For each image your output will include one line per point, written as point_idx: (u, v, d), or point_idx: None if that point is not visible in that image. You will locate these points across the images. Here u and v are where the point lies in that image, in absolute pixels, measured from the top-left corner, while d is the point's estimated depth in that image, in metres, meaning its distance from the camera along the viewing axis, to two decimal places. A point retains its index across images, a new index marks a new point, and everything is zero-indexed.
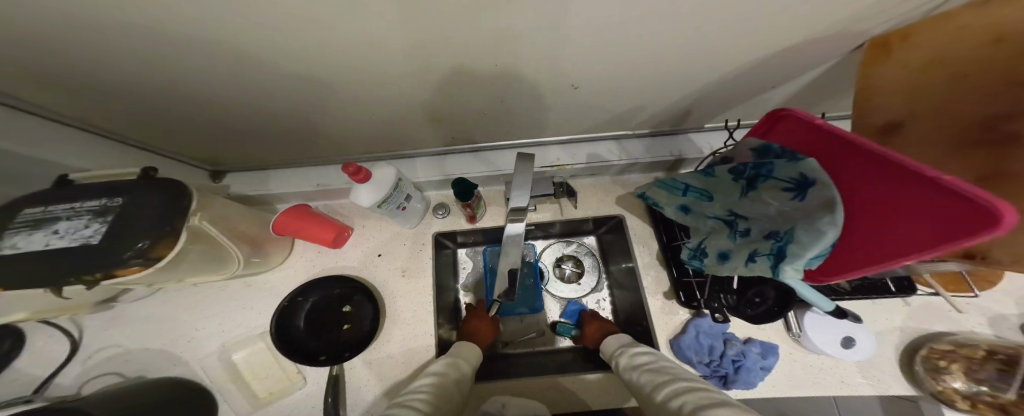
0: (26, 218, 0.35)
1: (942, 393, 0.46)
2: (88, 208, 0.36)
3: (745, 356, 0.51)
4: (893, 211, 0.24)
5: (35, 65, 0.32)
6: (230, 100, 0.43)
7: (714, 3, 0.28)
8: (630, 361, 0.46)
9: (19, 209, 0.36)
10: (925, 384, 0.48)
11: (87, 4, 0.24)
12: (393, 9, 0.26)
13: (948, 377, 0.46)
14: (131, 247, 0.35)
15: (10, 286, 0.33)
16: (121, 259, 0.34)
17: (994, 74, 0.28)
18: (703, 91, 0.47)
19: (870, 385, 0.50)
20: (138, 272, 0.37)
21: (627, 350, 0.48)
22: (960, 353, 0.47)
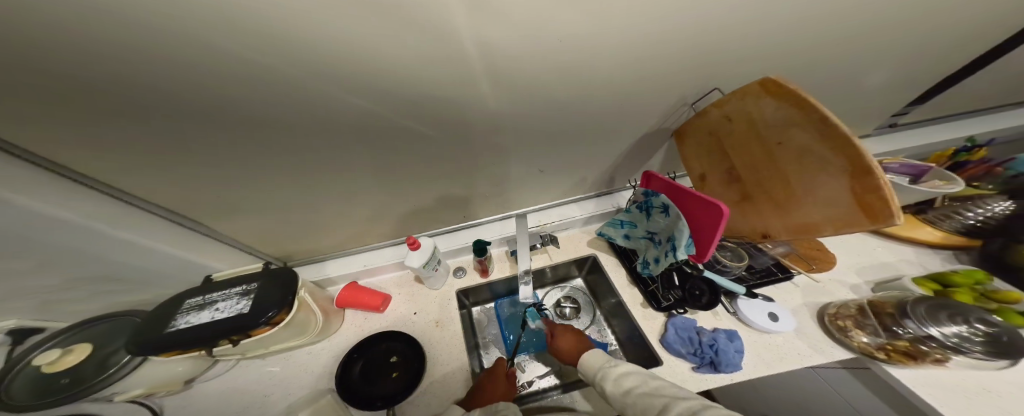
0: (194, 304, 0.59)
1: (862, 348, 0.60)
2: (236, 293, 0.61)
3: (717, 340, 0.64)
4: (701, 221, 0.50)
5: (230, 197, 0.59)
6: (325, 203, 0.70)
7: (574, 124, 0.64)
8: (619, 387, 0.54)
9: (181, 299, 0.60)
10: (850, 345, 0.61)
11: (292, 151, 0.54)
12: (432, 134, 0.59)
13: (853, 333, 0.61)
14: (264, 316, 0.58)
15: (189, 345, 0.55)
16: (260, 322, 0.57)
17: (721, 147, 0.59)
18: (608, 164, 0.81)
19: (822, 354, 0.62)
20: (265, 332, 0.59)
21: (613, 377, 0.56)
22: (841, 313, 0.65)
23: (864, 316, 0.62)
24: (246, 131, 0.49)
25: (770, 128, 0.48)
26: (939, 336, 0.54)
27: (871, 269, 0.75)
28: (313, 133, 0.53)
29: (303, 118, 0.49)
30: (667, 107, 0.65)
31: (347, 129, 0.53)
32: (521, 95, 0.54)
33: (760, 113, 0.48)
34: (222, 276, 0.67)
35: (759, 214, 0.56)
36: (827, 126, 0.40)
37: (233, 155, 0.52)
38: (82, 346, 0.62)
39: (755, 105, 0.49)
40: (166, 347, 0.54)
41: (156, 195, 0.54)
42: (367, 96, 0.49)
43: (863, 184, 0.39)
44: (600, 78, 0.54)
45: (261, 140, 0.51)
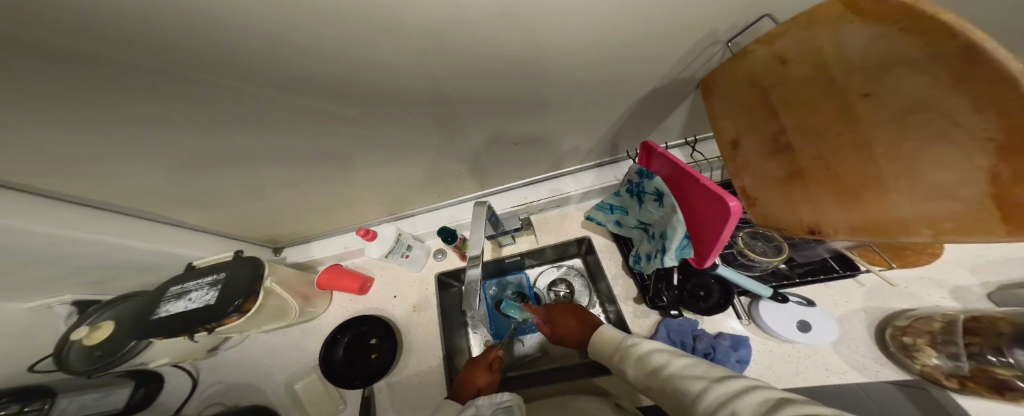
0: (176, 292, 0.55)
1: (924, 372, 0.45)
2: (207, 282, 0.55)
3: (715, 349, 0.53)
4: (700, 218, 0.38)
5: (178, 194, 0.54)
6: (290, 193, 0.64)
7: (560, 78, 0.48)
8: (644, 369, 0.45)
9: (164, 288, 0.56)
10: (908, 365, 0.47)
11: (218, 139, 0.45)
12: (378, 105, 0.47)
13: (920, 354, 0.46)
14: (230, 305, 0.52)
15: (168, 335, 0.51)
16: (227, 311, 0.51)
17: (766, 98, 0.39)
18: (615, 127, 0.63)
19: (863, 374, 0.49)
20: (234, 321, 0.53)
21: (636, 357, 0.47)
22: (918, 327, 0.47)
23: (952, 333, 0.44)
24: (153, 133, 0.41)
25: (849, 62, 0.29)
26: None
27: (999, 266, 0.52)
28: (232, 127, 0.44)
29: (211, 111, 0.41)
30: (687, 45, 0.45)
31: (272, 110, 0.43)
32: (484, 40, 0.39)
33: (839, 47, 0.29)
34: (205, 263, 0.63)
35: (808, 201, 0.37)
36: (967, 59, 0.21)
37: (155, 150, 0.44)
38: (105, 324, 0.57)
39: (833, 32, 0.29)
40: (149, 334, 0.51)
41: (100, 196, 0.49)
42: (271, 76, 0.38)
43: (1017, 166, 0.21)
44: (596, 6, 0.36)
45: (178, 135, 0.43)
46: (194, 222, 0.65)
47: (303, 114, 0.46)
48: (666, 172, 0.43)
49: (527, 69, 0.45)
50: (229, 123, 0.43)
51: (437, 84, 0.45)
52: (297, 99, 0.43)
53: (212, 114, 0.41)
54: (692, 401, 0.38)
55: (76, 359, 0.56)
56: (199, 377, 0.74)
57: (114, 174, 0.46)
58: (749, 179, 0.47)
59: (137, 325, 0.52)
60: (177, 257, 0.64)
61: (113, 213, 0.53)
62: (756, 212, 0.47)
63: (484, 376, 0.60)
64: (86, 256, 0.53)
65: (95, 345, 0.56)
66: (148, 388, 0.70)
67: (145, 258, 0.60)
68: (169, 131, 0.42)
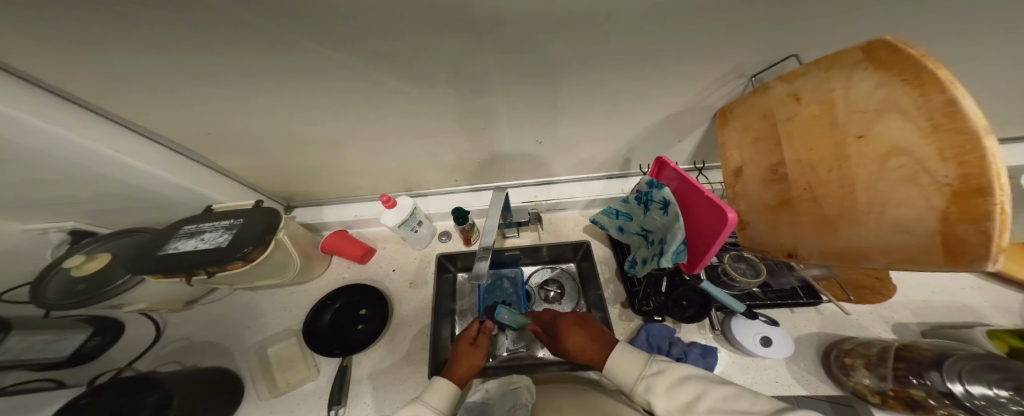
0: (186, 231, 0.52)
1: (855, 388, 0.52)
2: (223, 226, 0.53)
3: (686, 355, 0.57)
4: (702, 228, 0.42)
5: (205, 125, 0.54)
6: (312, 149, 0.64)
7: (597, 85, 0.52)
8: (676, 404, 0.44)
9: (177, 227, 0.53)
10: (843, 381, 0.54)
11: (254, 80, 0.46)
12: (420, 83, 0.49)
13: (855, 372, 0.53)
14: (238, 252, 0.49)
15: (172, 273, 0.48)
16: (234, 256, 0.48)
17: (776, 132, 0.43)
18: (634, 141, 0.67)
19: (804, 387, 0.56)
20: (238, 267, 0.50)
21: (665, 390, 0.46)
22: (858, 350, 0.54)
23: (883, 360, 0.51)
24: (196, 60, 0.42)
25: (865, 106, 0.32)
26: (959, 395, 0.44)
27: (939, 311, 0.60)
28: (272, 72, 0.45)
29: (259, 52, 0.42)
30: (712, 76, 0.50)
31: (316, 65, 0.45)
32: (536, 39, 0.42)
33: (849, 91, 0.34)
34: (221, 208, 0.58)
35: (793, 226, 0.41)
36: (948, 115, 0.26)
37: (194, 79, 0.45)
38: (103, 254, 0.54)
39: (847, 77, 0.34)
40: (153, 272, 0.48)
41: (131, 112, 0.49)
42: (328, 32, 0.40)
43: (963, 207, 0.25)
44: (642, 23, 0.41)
45: (219, 70, 0.44)
46: (209, 163, 0.64)
47: (347, 77, 0.47)
48: (676, 187, 0.46)
49: (566, 72, 0.49)
50: (274, 68, 0.45)
51: (481, 72, 0.48)
52: (343, 57, 0.44)
53: (259, 58, 0.43)
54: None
55: (57, 290, 0.51)
56: (162, 331, 0.71)
57: (148, 94, 0.46)
58: (742, 204, 0.50)
59: (139, 259, 0.49)
60: (183, 199, 0.63)
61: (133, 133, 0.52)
62: (742, 233, 0.51)
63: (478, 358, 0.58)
64: (95, 178, 0.52)
65: (83, 276, 0.51)
66: (102, 338, 0.67)
67: (150, 194, 0.59)
68: (211, 64, 0.43)
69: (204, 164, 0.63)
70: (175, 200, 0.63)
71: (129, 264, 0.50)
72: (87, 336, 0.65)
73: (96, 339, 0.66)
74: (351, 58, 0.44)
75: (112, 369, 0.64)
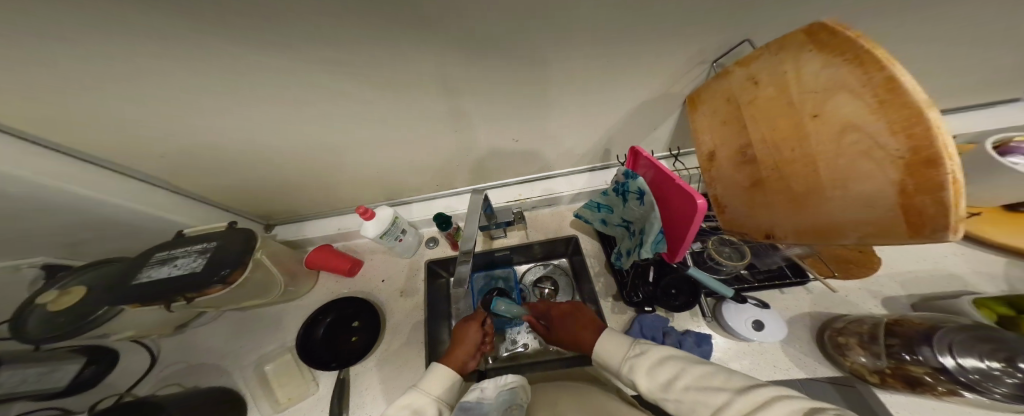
0: (159, 257, 0.50)
1: (852, 368, 0.52)
2: (197, 250, 0.51)
3: (680, 344, 0.57)
4: (677, 215, 0.41)
5: (172, 146, 0.54)
6: (286, 164, 0.63)
7: (564, 79, 0.51)
8: (656, 382, 0.44)
9: (151, 254, 0.51)
10: (841, 362, 0.54)
11: (213, 98, 0.46)
12: (384, 90, 0.49)
13: (850, 352, 0.53)
14: (216, 275, 0.48)
15: (148, 301, 0.47)
16: (212, 279, 0.47)
17: (739, 116, 0.42)
18: (611, 132, 0.67)
19: (801, 368, 0.56)
20: (218, 291, 0.49)
21: (647, 368, 0.45)
22: (851, 328, 0.54)
23: (875, 337, 0.50)
24: (150, 83, 0.42)
25: (815, 86, 0.32)
26: (953, 369, 0.43)
27: (927, 282, 0.60)
28: (229, 87, 0.45)
29: (217, 67, 0.42)
30: (678, 62, 0.50)
31: (274, 79, 0.45)
32: (491, 36, 0.42)
33: (799, 74, 0.34)
34: (196, 232, 0.57)
35: (766, 208, 0.41)
36: (890, 89, 0.25)
37: (153, 101, 0.45)
38: (79, 286, 0.53)
39: (795, 61, 0.34)
40: (127, 302, 0.46)
41: (94, 140, 0.49)
42: (282, 42, 0.40)
43: (917, 179, 0.25)
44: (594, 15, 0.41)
45: (177, 90, 0.44)
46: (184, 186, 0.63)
47: (311, 89, 0.47)
48: (651, 175, 0.46)
49: (528, 69, 0.49)
50: (235, 84, 0.44)
51: (444, 74, 0.47)
52: (300, 69, 0.44)
53: (214, 75, 0.43)
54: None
55: (36, 326, 0.49)
56: (158, 356, 0.70)
57: (110, 119, 0.46)
58: (716, 189, 0.50)
59: (114, 290, 0.47)
60: (161, 223, 0.63)
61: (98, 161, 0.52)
62: (721, 217, 0.51)
63: (476, 334, 0.60)
64: (65, 209, 0.52)
65: (59, 311, 0.50)
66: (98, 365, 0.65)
67: (126, 220, 0.59)
68: (172, 83, 0.43)
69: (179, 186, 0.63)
70: (154, 224, 0.62)
71: (105, 296, 0.49)
72: (81, 366, 0.63)
73: (90, 367, 0.64)
74: (308, 69, 0.44)
75: (113, 394, 0.64)
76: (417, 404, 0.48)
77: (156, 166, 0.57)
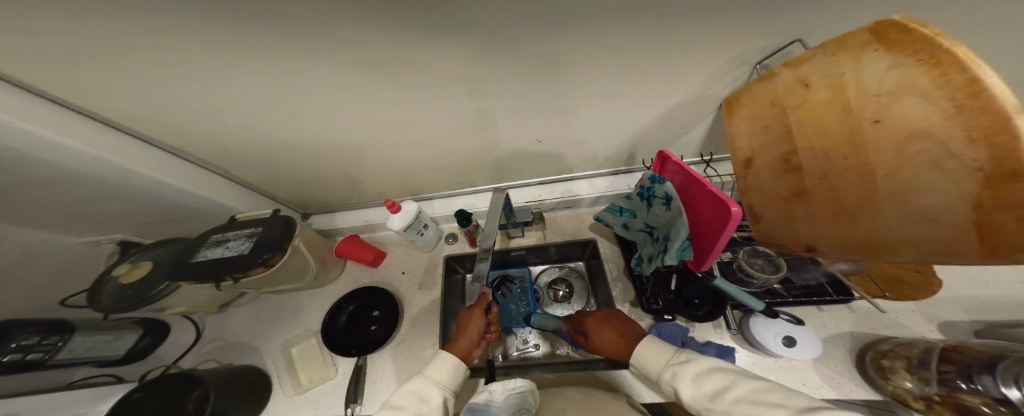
0: (215, 239, 0.55)
1: (895, 393, 0.48)
2: (243, 234, 0.55)
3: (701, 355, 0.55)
4: (707, 224, 0.39)
5: (223, 140, 0.59)
6: (321, 158, 0.67)
7: (590, 82, 0.51)
8: (702, 392, 0.42)
9: (205, 236, 0.56)
10: (881, 385, 0.50)
11: (261, 97, 0.50)
12: (413, 91, 0.51)
13: (895, 376, 0.48)
14: (259, 258, 0.52)
15: (201, 279, 0.51)
16: (255, 261, 0.51)
17: (779, 121, 0.39)
18: (637, 135, 0.65)
19: (835, 390, 0.52)
20: (260, 273, 0.53)
21: (693, 378, 0.44)
22: (898, 351, 0.50)
23: (925, 362, 0.46)
24: (209, 83, 0.46)
25: (876, 89, 0.29)
26: (1019, 402, 0.38)
27: (994, 308, 0.54)
28: (275, 87, 0.48)
29: (264, 68, 0.45)
30: (714, 63, 0.48)
31: (315, 81, 0.48)
32: (520, 39, 0.42)
33: (856, 76, 0.31)
34: (242, 218, 0.62)
35: (809, 218, 0.38)
36: (973, 94, 0.22)
37: (209, 99, 0.49)
38: (144, 263, 0.59)
39: (854, 61, 0.31)
40: (184, 278, 0.51)
41: (161, 133, 0.55)
42: (323, 45, 0.42)
43: (1002, 193, 0.22)
44: (626, 18, 0.40)
45: (231, 91, 0.48)
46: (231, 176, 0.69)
47: (346, 88, 0.49)
48: (680, 180, 0.44)
49: (554, 72, 0.48)
50: (279, 84, 0.48)
51: (471, 78, 0.49)
52: (338, 73, 0.46)
53: (263, 78, 0.46)
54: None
55: (110, 298, 0.55)
56: (201, 333, 0.77)
57: (174, 115, 0.52)
58: (750, 197, 0.47)
59: (173, 267, 0.52)
60: (210, 210, 0.69)
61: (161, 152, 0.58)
62: (754, 227, 0.48)
63: (478, 320, 0.59)
64: (135, 194, 0.58)
65: (128, 283, 0.57)
66: (151, 339, 0.74)
67: (182, 206, 0.65)
68: (225, 83, 0.47)
69: (227, 177, 0.69)
70: (205, 210, 0.69)
71: (167, 270, 0.54)
72: (138, 337, 0.72)
73: (144, 340, 0.73)
74: (346, 72, 0.46)
75: (160, 366, 0.72)
76: (423, 391, 0.49)
77: (209, 156, 0.63)
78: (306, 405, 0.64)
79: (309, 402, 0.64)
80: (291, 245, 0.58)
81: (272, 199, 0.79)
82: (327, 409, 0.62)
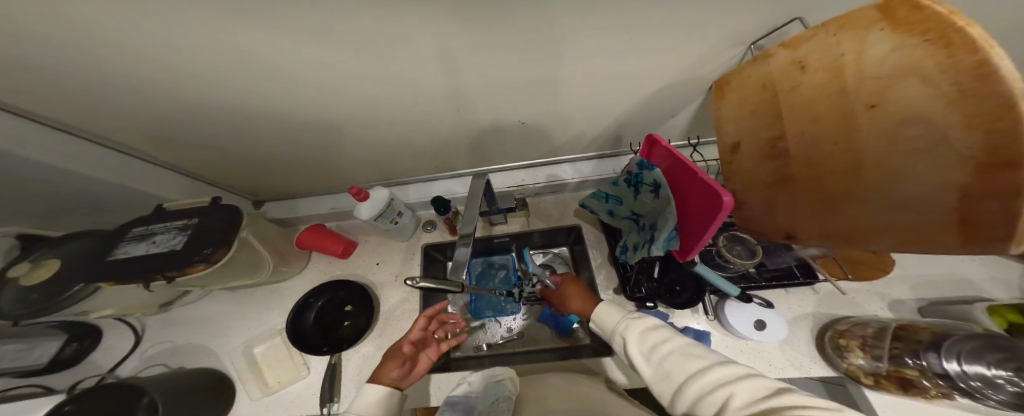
0: (138, 233, 0.47)
1: (850, 371, 0.50)
2: (177, 226, 0.47)
3: None
4: (695, 213, 0.37)
5: (145, 117, 0.49)
6: (277, 140, 0.59)
7: (577, 59, 0.46)
8: (645, 344, 0.44)
9: (128, 229, 0.48)
10: (837, 363, 0.52)
11: (183, 66, 0.41)
12: (378, 65, 0.44)
13: (849, 354, 0.51)
14: (199, 253, 0.45)
15: (125, 280, 0.43)
16: (193, 258, 0.44)
17: (772, 106, 0.38)
18: (624, 118, 0.62)
19: (798, 369, 0.54)
20: (200, 270, 0.46)
21: (638, 331, 0.45)
22: (854, 331, 0.52)
23: (880, 340, 0.49)
24: (110, 47, 0.37)
25: (874, 70, 0.27)
26: (955, 375, 0.44)
27: (936, 284, 0.59)
28: (202, 57, 0.40)
29: (189, 33, 0.36)
30: (709, 42, 0.45)
31: (254, 52, 0.40)
32: (502, 12, 0.37)
33: (858, 56, 0.28)
34: (178, 205, 0.53)
35: (791, 206, 0.38)
36: (971, 77, 0.20)
37: (116, 67, 0.40)
38: (49, 261, 0.49)
39: (856, 40, 0.28)
40: (99, 278, 0.42)
41: (57, 108, 0.45)
42: (263, 5, 0.33)
43: (984, 183, 0.21)
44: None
45: (140, 57, 0.39)
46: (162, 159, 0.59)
47: (296, 58, 0.41)
48: (667, 165, 0.42)
49: (539, 48, 0.44)
50: (212, 51, 0.39)
51: (445, 54, 0.43)
52: (285, 43, 0.39)
53: (182, 41, 0.37)
54: (686, 383, 0.38)
55: (4, 302, 0.46)
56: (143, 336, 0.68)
57: (69, 86, 0.42)
58: (737, 183, 0.46)
59: (86, 267, 0.44)
60: (140, 194, 0.59)
61: (63, 127, 0.48)
62: (737, 213, 0.48)
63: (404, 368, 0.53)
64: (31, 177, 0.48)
65: (32, 286, 0.47)
66: (80, 344, 0.65)
67: (101, 190, 0.56)
68: (138, 45, 0.37)
69: (155, 160, 0.59)
70: (135, 195, 0.59)
71: (79, 269, 0.46)
72: (63, 343, 0.64)
73: (72, 345, 0.64)
74: (293, 41, 0.39)
75: (93, 376, 0.63)
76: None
77: (130, 134, 0.52)
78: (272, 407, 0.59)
79: (273, 408, 0.59)
80: (240, 237, 0.50)
81: (220, 184, 0.70)
82: (296, 410, 0.58)
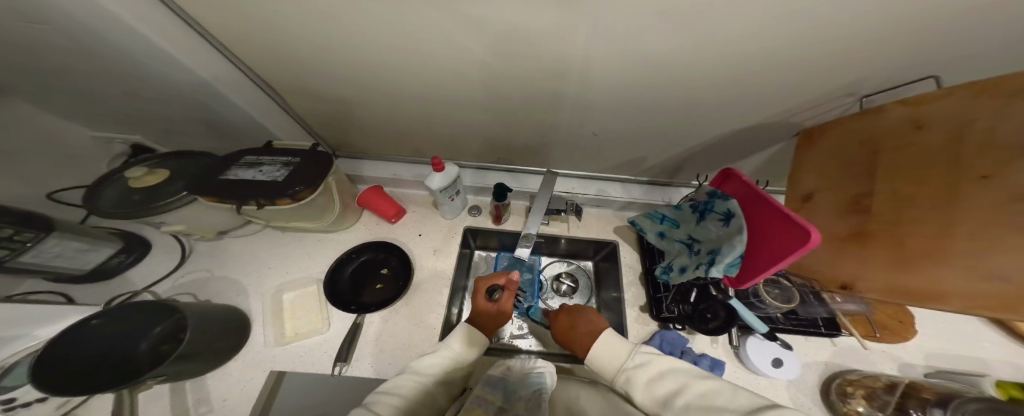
0: (248, 161, 0.51)
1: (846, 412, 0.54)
2: (281, 161, 0.52)
3: (696, 364, 0.59)
4: (767, 246, 0.40)
5: (273, 62, 0.53)
6: (374, 106, 0.64)
7: (677, 90, 0.50)
8: (655, 396, 0.43)
9: (237, 156, 0.53)
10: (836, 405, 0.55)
11: (336, 30, 0.45)
12: (500, 62, 0.48)
13: (852, 400, 0.54)
14: (291, 189, 0.48)
15: (222, 199, 0.47)
16: (286, 193, 0.47)
17: (867, 162, 0.42)
18: (690, 147, 0.66)
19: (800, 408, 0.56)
20: (286, 204, 0.49)
21: (645, 382, 0.45)
22: (863, 382, 0.55)
23: (887, 391, 0.52)
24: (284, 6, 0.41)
25: (1000, 140, 0.29)
26: None
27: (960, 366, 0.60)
28: (354, 27, 0.44)
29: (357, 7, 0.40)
30: (805, 93, 0.48)
31: (401, 30, 0.44)
32: (635, 41, 0.41)
33: (988, 124, 0.30)
34: (281, 144, 0.58)
35: (855, 256, 0.41)
36: None
37: (281, 23, 0.44)
38: (161, 170, 0.53)
39: (991, 110, 0.30)
40: (203, 192, 0.46)
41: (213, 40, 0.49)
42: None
43: None
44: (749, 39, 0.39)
45: (304, 16, 0.43)
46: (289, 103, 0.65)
47: (433, 42, 0.45)
48: (750, 197, 0.45)
49: (649, 77, 0.47)
50: (365, 17, 0.42)
51: (562, 64, 0.47)
52: (431, 29, 0.43)
53: (349, 11, 0.41)
54: None
55: (108, 199, 0.51)
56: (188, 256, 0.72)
57: (228, 25, 0.46)
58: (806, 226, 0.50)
59: (199, 179, 0.49)
60: (234, 124, 0.64)
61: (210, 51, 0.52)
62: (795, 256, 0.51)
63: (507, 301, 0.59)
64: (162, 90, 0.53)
65: (139, 188, 0.51)
66: (128, 257, 0.67)
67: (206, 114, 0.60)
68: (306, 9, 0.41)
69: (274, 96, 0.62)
70: (227, 123, 0.64)
71: (189, 183, 0.50)
72: (114, 252, 0.65)
73: (121, 256, 0.66)
74: (440, 30, 0.43)
75: (127, 293, 0.65)
76: (446, 356, 0.49)
77: (254, 73, 0.57)
78: (287, 356, 0.61)
79: (290, 353, 0.62)
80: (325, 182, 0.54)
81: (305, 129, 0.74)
82: (309, 363, 0.61)
